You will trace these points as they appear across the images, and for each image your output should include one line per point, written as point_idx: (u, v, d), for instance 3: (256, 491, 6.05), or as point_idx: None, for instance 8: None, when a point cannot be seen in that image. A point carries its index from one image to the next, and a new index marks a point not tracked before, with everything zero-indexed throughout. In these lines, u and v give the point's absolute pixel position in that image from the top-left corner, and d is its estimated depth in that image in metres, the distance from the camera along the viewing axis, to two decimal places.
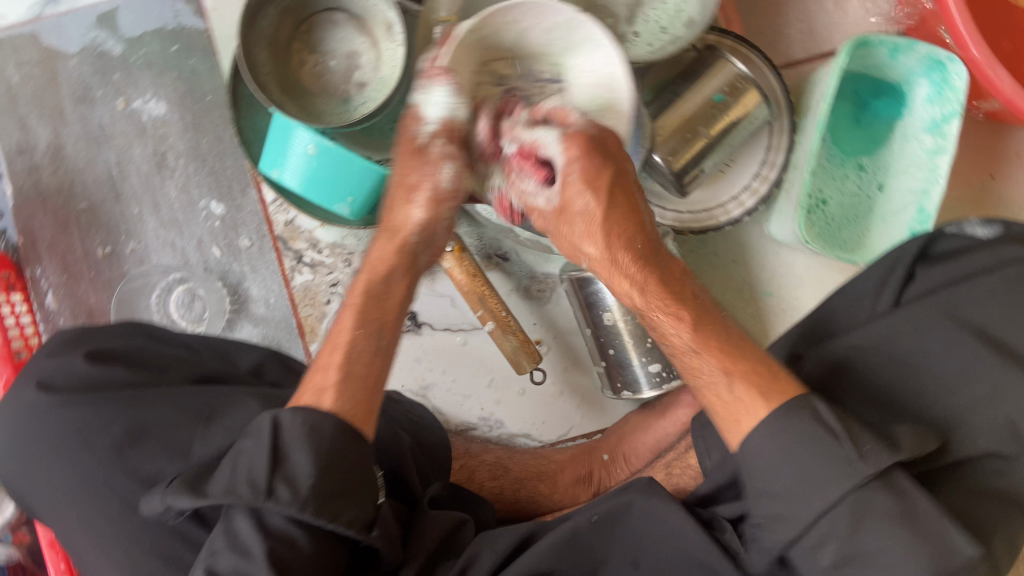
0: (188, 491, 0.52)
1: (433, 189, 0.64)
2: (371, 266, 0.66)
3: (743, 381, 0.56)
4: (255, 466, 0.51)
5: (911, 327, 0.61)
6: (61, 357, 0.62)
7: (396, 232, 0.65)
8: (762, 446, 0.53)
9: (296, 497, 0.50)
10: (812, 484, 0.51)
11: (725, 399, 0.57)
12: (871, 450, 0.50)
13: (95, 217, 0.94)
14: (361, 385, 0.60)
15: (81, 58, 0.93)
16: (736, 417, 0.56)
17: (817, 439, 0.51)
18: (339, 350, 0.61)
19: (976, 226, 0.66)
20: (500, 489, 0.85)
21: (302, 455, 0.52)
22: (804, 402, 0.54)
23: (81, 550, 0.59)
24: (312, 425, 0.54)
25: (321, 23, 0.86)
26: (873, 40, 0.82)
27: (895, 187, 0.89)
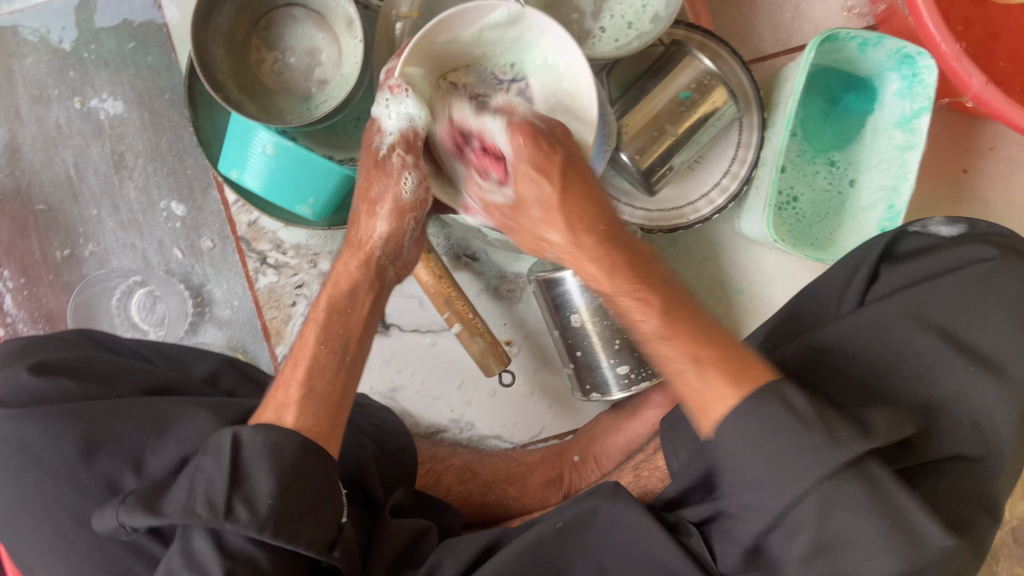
0: (140, 508, 0.50)
1: (395, 200, 0.63)
2: (337, 279, 0.66)
3: (714, 368, 0.52)
4: (212, 485, 0.49)
5: (883, 325, 0.59)
6: (5, 369, 0.59)
7: (360, 247, 0.66)
8: (730, 439, 0.49)
9: (254, 518, 0.48)
10: (784, 472, 0.47)
11: (696, 386, 0.52)
12: (844, 437, 0.47)
13: (53, 219, 0.92)
14: (322, 403, 0.58)
15: (36, 56, 0.90)
16: (707, 405, 0.52)
17: (789, 427, 0.48)
18: (302, 364, 0.60)
19: (940, 225, 0.65)
20: (467, 494, 0.84)
21: (263, 472, 0.50)
22: (773, 390, 0.49)
23: (33, 565, 0.58)
24: (273, 447, 0.51)
25: (280, 19, 0.84)
26: (841, 35, 0.80)
27: (865, 182, 0.88)
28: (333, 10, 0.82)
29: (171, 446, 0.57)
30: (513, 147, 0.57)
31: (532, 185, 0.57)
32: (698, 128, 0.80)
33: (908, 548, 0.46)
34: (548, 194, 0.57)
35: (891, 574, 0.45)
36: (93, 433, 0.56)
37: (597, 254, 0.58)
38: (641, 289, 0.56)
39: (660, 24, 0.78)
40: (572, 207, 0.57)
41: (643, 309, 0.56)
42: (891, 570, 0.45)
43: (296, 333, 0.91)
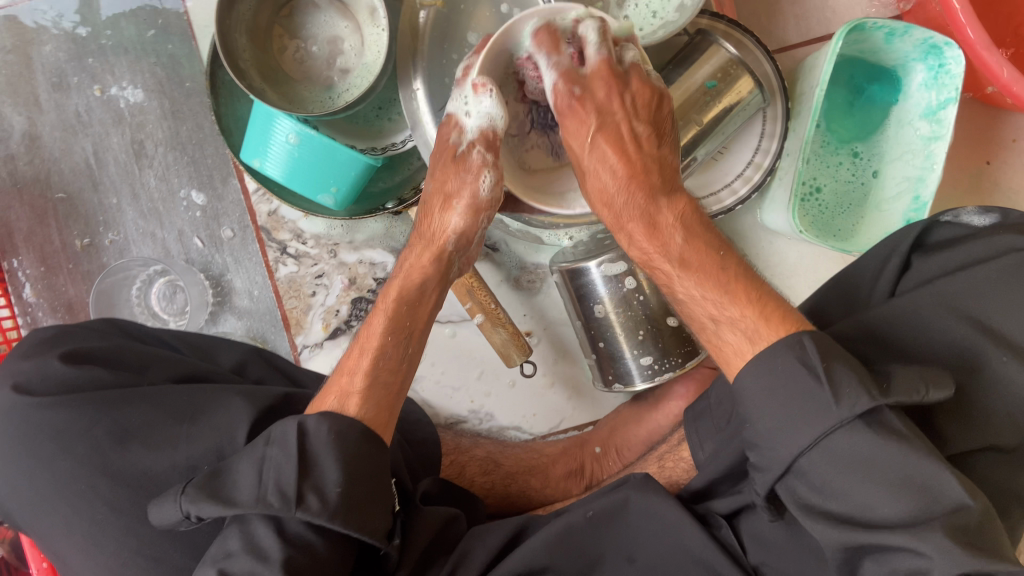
0: (179, 495, 0.50)
1: (470, 198, 0.62)
2: (406, 271, 0.64)
3: (740, 327, 0.53)
4: (283, 474, 0.49)
5: (918, 313, 0.58)
6: (37, 359, 0.60)
7: (432, 240, 0.64)
8: (750, 388, 0.50)
9: (325, 506, 0.49)
10: (790, 421, 0.47)
11: (725, 341, 0.54)
12: (849, 392, 0.45)
13: (73, 207, 0.92)
14: (384, 393, 0.58)
15: (56, 43, 0.90)
16: (734, 357, 0.54)
17: (798, 380, 0.47)
18: (368, 355, 0.60)
19: (973, 215, 0.64)
20: (491, 485, 0.83)
21: (330, 462, 0.50)
22: (795, 339, 0.49)
23: (64, 553, 0.58)
24: (337, 432, 0.52)
25: (302, 6, 0.83)
26: (869, 25, 0.79)
27: (889, 173, 0.87)
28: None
29: (205, 434, 0.57)
30: (555, 92, 0.59)
31: (580, 133, 0.59)
32: (723, 118, 0.80)
33: (923, 499, 0.44)
34: (595, 143, 0.58)
35: (894, 520, 0.44)
36: (124, 422, 0.57)
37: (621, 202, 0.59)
38: (682, 243, 0.57)
39: (687, 12, 0.76)
40: (625, 160, 0.58)
41: (685, 272, 0.57)
42: (894, 519, 0.44)
43: (316, 323, 0.91)
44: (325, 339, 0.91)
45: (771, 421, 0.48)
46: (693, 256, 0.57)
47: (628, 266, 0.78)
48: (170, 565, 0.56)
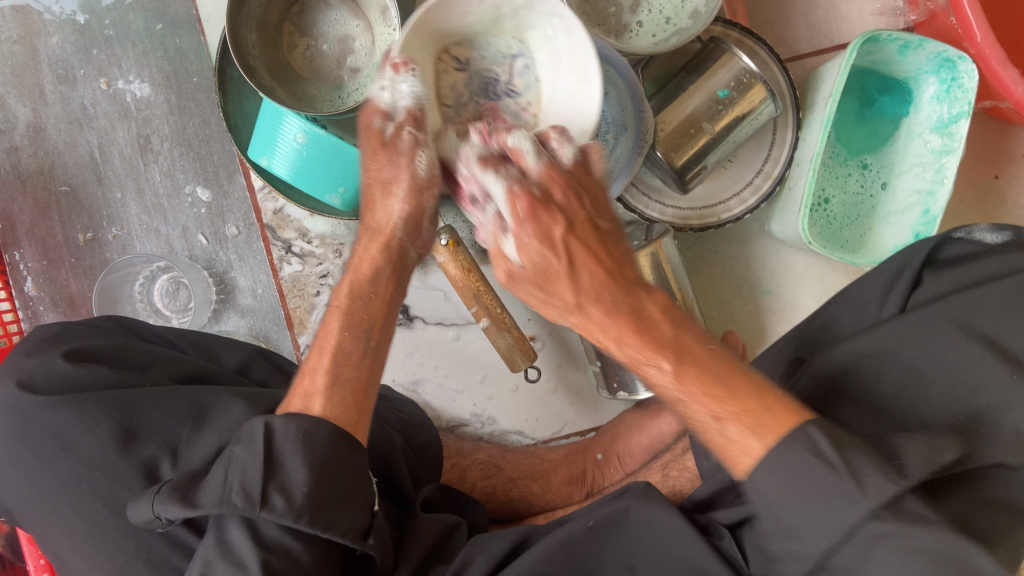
0: (177, 499, 0.50)
1: (410, 179, 0.62)
2: (356, 264, 0.64)
3: (735, 421, 0.47)
4: (248, 472, 0.49)
5: (923, 333, 0.57)
6: (40, 356, 0.60)
7: (379, 231, 0.64)
8: (765, 485, 0.45)
9: (290, 507, 0.48)
10: (819, 515, 0.44)
11: (721, 439, 0.47)
12: (875, 483, 0.42)
13: (76, 201, 0.91)
14: (349, 389, 0.57)
15: (63, 35, 0.89)
16: (740, 452, 0.46)
17: (814, 473, 0.44)
18: (327, 353, 0.58)
19: (986, 231, 0.64)
20: (492, 490, 0.82)
21: (297, 464, 0.49)
22: (799, 432, 0.45)
23: (65, 554, 0.57)
24: (306, 433, 0.51)
25: (314, 5, 0.83)
26: (884, 37, 0.79)
27: (898, 186, 0.87)
28: None
29: (209, 435, 0.56)
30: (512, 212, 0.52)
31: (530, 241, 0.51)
32: (736, 125, 0.79)
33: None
34: (539, 251, 0.51)
35: None
36: (130, 422, 0.56)
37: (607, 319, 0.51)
38: (657, 331, 0.50)
39: (701, 20, 0.76)
40: (570, 263, 0.51)
41: (681, 371, 0.48)
42: None
43: (319, 323, 0.90)
44: None
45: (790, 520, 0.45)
46: (682, 351, 0.49)
47: None
48: (168, 567, 0.55)
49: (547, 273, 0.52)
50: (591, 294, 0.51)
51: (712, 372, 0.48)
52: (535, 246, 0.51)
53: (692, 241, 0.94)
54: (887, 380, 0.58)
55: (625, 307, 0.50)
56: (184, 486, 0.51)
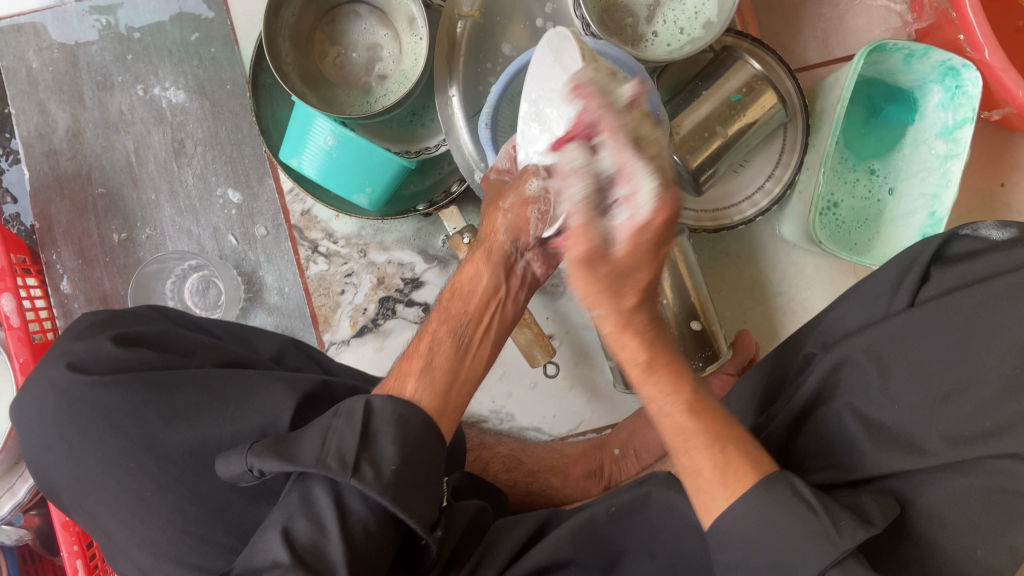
0: (274, 455, 0.51)
1: (518, 195, 0.62)
2: (461, 275, 0.67)
3: (724, 467, 0.50)
4: (345, 443, 0.51)
5: (914, 333, 0.58)
6: (88, 340, 0.62)
7: (488, 246, 0.66)
8: (742, 521, 0.49)
9: (379, 479, 0.50)
10: (791, 556, 0.48)
11: (693, 479, 0.51)
12: (847, 524, 0.48)
13: (112, 202, 0.95)
14: (441, 375, 0.59)
15: (104, 44, 0.93)
16: (703, 502, 0.51)
17: (797, 511, 0.48)
18: (424, 343, 0.62)
19: (991, 229, 0.65)
20: (514, 482, 0.84)
21: (389, 442, 0.52)
22: (780, 476, 0.50)
23: (109, 529, 0.59)
24: (402, 415, 0.54)
25: (344, 15, 0.87)
26: (889, 46, 0.83)
27: (905, 191, 0.91)
28: (395, 7, 0.85)
29: (249, 417, 0.58)
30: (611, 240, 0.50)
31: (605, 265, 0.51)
32: (750, 130, 0.83)
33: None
34: (611, 277, 0.51)
35: None
36: (173, 404, 0.59)
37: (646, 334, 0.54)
38: (674, 376, 0.53)
39: (715, 31, 0.79)
40: (642, 297, 0.53)
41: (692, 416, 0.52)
42: None
43: (344, 321, 0.93)
44: (352, 336, 0.93)
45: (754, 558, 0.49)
46: (682, 419, 0.52)
47: None
48: (212, 543, 0.57)
49: (605, 295, 0.52)
50: (642, 334, 0.54)
51: (703, 422, 0.52)
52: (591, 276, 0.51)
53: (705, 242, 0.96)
54: (897, 371, 0.57)
55: (655, 349, 0.54)
56: (274, 444, 0.52)
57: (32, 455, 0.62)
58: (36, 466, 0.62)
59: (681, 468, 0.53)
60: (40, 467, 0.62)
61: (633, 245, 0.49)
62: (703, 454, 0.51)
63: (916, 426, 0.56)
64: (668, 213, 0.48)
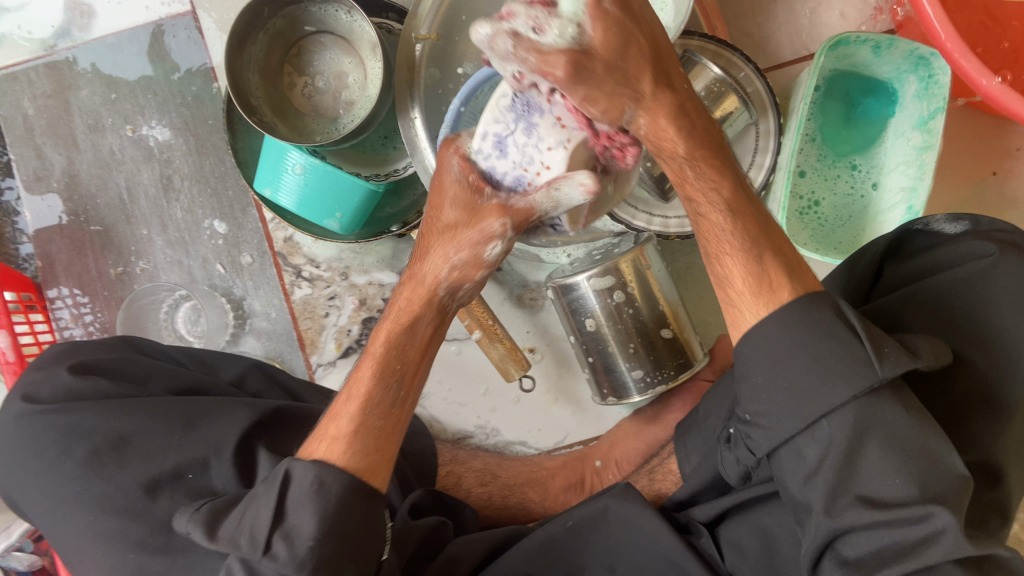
0: (203, 526, 0.54)
1: (472, 254, 0.56)
2: (394, 314, 0.59)
3: (750, 276, 0.54)
4: (257, 521, 0.52)
5: (888, 323, 0.59)
6: (47, 369, 0.66)
7: (422, 280, 0.58)
8: (759, 348, 0.52)
9: (292, 558, 0.50)
10: (810, 395, 0.49)
11: (735, 288, 0.55)
12: (888, 355, 0.49)
13: (108, 239, 0.99)
14: (375, 437, 0.55)
15: (92, 88, 0.98)
16: (736, 317, 0.55)
17: (836, 336, 0.50)
18: (355, 401, 0.56)
19: (944, 223, 0.62)
20: (488, 496, 0.84)
21: (307, 514, 0.51)
22: (825, 297, 0.52)
23: (66, 553, 0.61)
24: (321, 483, 0.52)
25: (310, 46, 0.89)
26: (852, 39, 0.81)
27: (888, 185, 0.88)
28: (357, 35, 0.87)
29: (194, 443, 0.61)
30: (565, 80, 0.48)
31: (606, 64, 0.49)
32: None
33: (922, 475, 0.47)
34: (614, 61, 0.49)
35: (907, 498, 0.47)
36: (123, 429, 0.61)
37: (687, 148, 0.55)
38: (713, 195, 0.56)
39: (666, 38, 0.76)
40: (659, 79, 0.52)
41: (731, 219, 0.55)
42: (906, 496, 0.47)
43: (329, 343, 0.95)
44: (338, 357, 0.95)
45: (777, 399, 0.51)
46: (703, 197, 0.56)
47: (616, 280, 0.81)
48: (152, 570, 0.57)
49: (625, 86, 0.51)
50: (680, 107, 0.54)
51: (742, 240, 0.55)
52: (600, 73, 0.49)
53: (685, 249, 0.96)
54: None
55: (698, 142, 0.55)
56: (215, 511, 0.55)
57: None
58: (5, 491, 0.65)
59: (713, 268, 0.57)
60: (8, 492, 0.65)
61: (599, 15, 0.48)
62: (735, 260, 0.55)
63: None
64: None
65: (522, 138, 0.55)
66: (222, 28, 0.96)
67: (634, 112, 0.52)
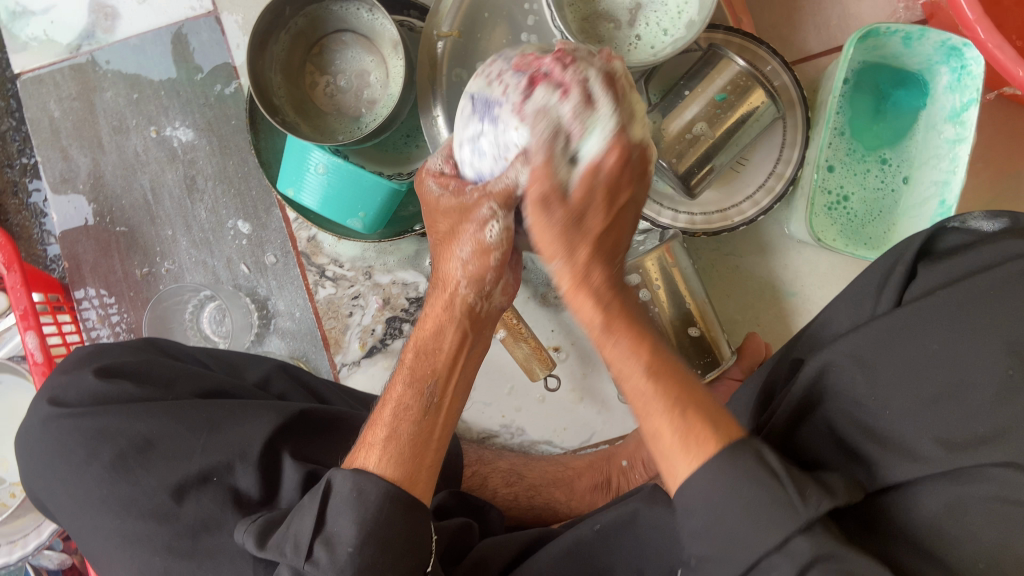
0: (256, 535, 0.53)
1: (476, 242, 0.55)
2: (422, 325, 0.59)
3: (679, 437, 0.46)
4: (301, 527, 0.51)
5: (907, 335, 0.53)
6: (74, 374, 0.66)
7: (445, 285, 0.58)
8: (698, 493, 0.44)
9: (334, 563, 0.49)
10: (744, 536, 0.42)
11: (661, 445, 0.47)
12: (813, 494, 0.43)
13: (134, 239, 0.99)
14: (410, 440, 0.55)
15: (116, 90, 0.98)
16: (669, 468, 0.46)
17: (758, 479, 0.43)
18: (387, 406, 0.57)
19: (981, 220, 0.59)
20: (514, 496, 0.84)
21: (347, 520, 0.50)
22: (748, 443, 0.45)
23: (95, 556, 0.61)
24: (360, 490, 0.51)
25: (331, 44, 0.89)
26: (882, 30, 0.79)
27: (919, 178, 0.86)
28: (378, 33, 0.87)
29: (220, 447, 0.61)
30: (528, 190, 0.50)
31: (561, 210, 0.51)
32: (737, 129, 0.80)
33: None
34: (566, 225, 0.51)
35: None
36: (149, 433, 0.61)
37: (604, 294, 0.52)
38: (628, 346, 0.50)
39: (693, 30, 0.74)
40: (596, 247, 0.52)
41: (650, 373, 0.49)
42: None
43: (353, 342, 0.95)
44: (362, 357, 0.95)
45: (714, 539, 0.44)
46: (619, 336, 0.51)
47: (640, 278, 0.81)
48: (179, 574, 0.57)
49: (575, 240, 0.51)
50: (601, 258, 0.53)
51: (667, 384, 0.48)
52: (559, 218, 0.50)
53: (712, 246, 0.94)
54: (885, 373, 0.53)
55: (613, 309, 0.52)
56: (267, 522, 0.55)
57: (29, 484, 0.66)
58: (34, 493, 0.66)
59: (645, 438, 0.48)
60: (38, 495, 0.66)
61: (588, 184, 0.50)
62: (659, 411, 0.47)
63: (904, 427, 0.51)
64: (622, 152, 0.50)
65: (489, 137, 0.52)
66: (243, 27, 0.96)
67: (559, 264, 0.52)
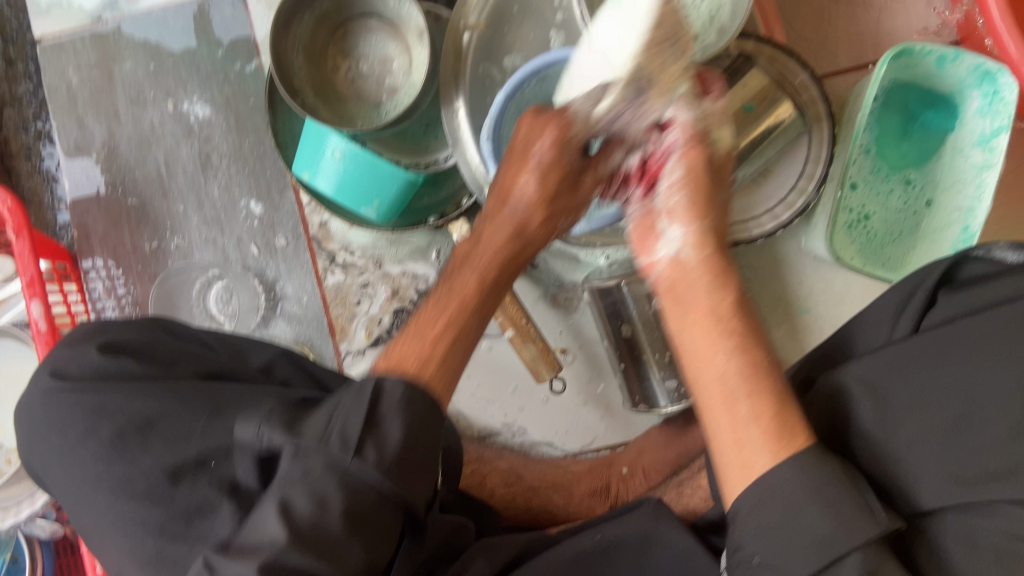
0: (283, 425, 0.49)
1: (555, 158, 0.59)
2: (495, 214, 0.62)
3: (761, 428, 0.50)
4: (349, 422, 0.48)
5: (930, 359, 0.51)
6: (77, 348, 0.65)
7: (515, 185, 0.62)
8: (766, 498, 0.48)
9: (382, 460, 0.47)
10: (818, 545, 0.46)
11: (738, 424, 0.50)
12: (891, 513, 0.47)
13: (144, 213, 0.98)
14: (460, 341, 0.57)
15: (136, 62, 0.97)
16: (748, 460, 0.50)
17: (840, 484, 0.47)
18: (455, 295, 0.59)
19: (1007, 250, 0.57)
20: (512, 497, 0.85)
21: (396, 423, 0.49)
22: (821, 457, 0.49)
23: (87, 535, 0.60)
24: (409, 398, 0.50)
25: (356, 29, 0.88)
26: (918, 48, 0.78)
27: (943, 202, 0.84)
28: (404, 20, 0.85)
29: (217, 432, 0.59)
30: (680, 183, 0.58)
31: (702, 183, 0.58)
32: (760, 140, 0.80)
33: None
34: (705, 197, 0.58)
35: None
36: (149, 413, 0.61)
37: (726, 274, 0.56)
38: (718, 334, 0.53)
39: (723, 39, 0.73)
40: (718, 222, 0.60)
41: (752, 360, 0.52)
42: None
43: (359, 331, 0.94)
44: (367, 346, 0.93)
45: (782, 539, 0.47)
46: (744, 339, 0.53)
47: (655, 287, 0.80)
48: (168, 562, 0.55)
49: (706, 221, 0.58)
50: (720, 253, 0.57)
51: (758, 381, 0.51)
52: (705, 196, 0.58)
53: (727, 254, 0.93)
54: (897, 401, 0.52)
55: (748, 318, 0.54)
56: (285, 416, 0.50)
57: (27, 455, 0.65)
58: (30, 465, 0.65)
59: (717, 427, 0.52)
60: (34, 468, 0.65)
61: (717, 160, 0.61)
62: (745, 404, 0.50)
63: (915, 459, 0.50)
64: None
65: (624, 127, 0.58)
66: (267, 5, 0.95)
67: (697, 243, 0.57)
